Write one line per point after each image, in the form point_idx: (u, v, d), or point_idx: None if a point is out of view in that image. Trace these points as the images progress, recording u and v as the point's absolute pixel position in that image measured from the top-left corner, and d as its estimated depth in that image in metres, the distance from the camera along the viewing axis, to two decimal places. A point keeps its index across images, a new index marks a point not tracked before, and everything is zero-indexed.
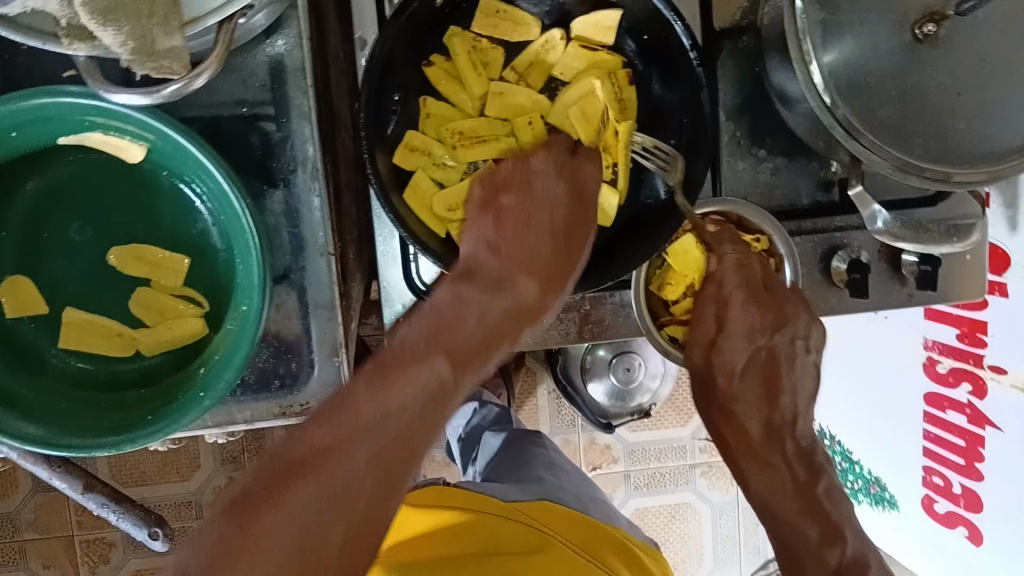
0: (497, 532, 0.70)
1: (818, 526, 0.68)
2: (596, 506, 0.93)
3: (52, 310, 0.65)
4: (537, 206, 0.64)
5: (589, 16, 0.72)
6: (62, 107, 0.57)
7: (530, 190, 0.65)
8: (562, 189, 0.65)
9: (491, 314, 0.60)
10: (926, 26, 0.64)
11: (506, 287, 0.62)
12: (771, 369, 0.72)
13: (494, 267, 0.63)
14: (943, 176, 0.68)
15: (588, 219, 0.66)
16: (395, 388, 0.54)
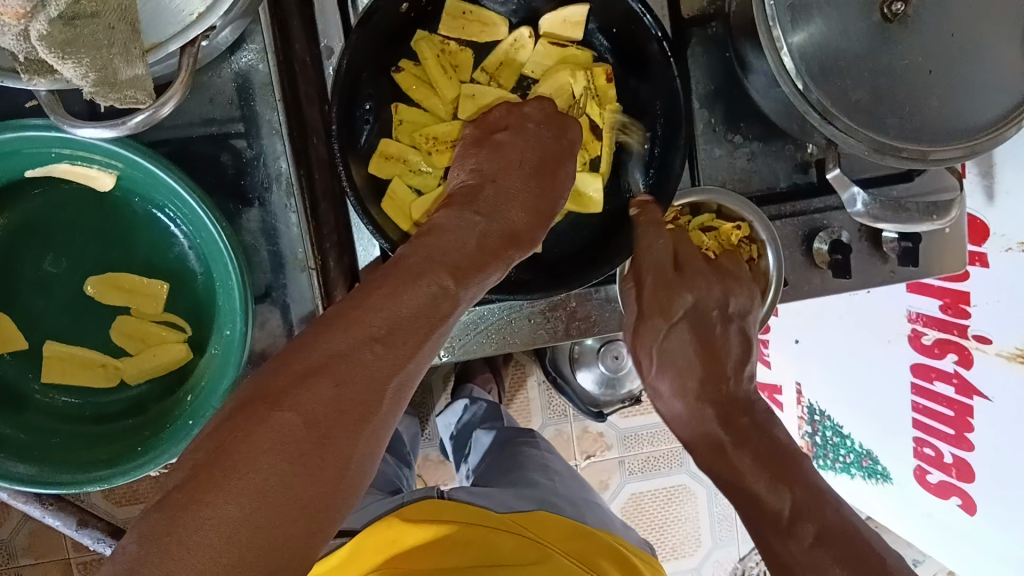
0: (489, 542, 0.70)
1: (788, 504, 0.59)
2: (591, 509, 0.93)
3: (32, 346, 0.63)
4: (527, 141, 0.66)
5: (558, 12, 0.71)
6: (26, 139, 0.56)
7: (522, 135, 0.66)
8: (550, 128, 0.68)
9: (488, 231, 0.60)
10: (894, 5, 0.62)
11: (500, 212, 0.61)
12: (707, 342, 0.71)
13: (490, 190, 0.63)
14: (920, 155, 0.68)
15: (567, 154, 0.68)
16: (371, 323, 0.50)
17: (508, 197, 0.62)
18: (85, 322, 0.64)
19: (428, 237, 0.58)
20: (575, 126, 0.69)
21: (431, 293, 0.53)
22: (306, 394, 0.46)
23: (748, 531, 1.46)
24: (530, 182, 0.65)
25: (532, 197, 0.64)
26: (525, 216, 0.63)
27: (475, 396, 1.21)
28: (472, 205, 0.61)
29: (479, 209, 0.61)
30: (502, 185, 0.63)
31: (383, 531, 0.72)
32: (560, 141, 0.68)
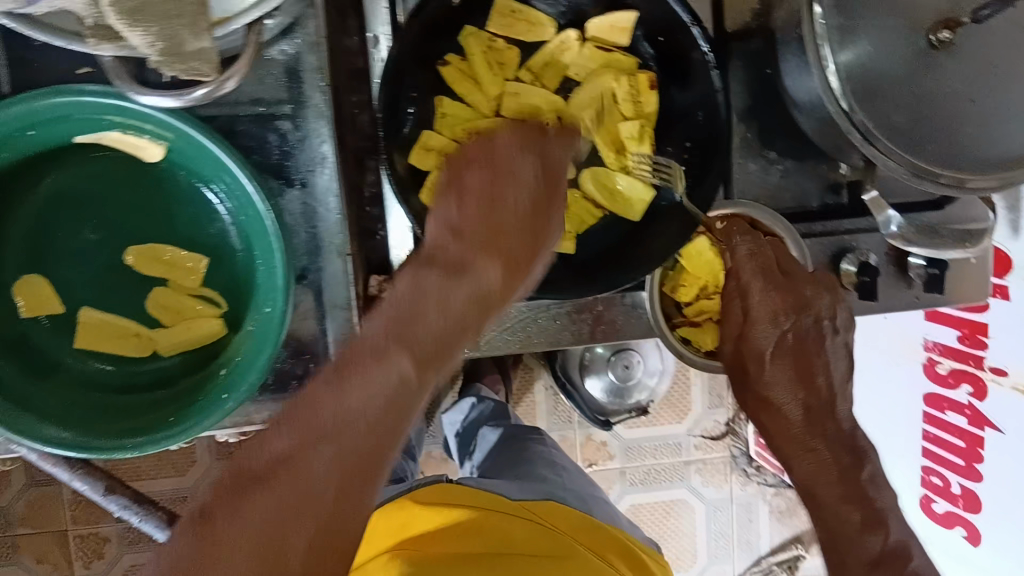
0: (502, 528, 0.73)
1: (863, 513, 0.68)
2: (597, 503, 0.94)
3: (68, 311, 0.64)
4: (504, 182, 0.60)
5: (606, 17, 0.72)
6: (82, 104, 0.56)
7: (497, 174, 0.60)
8: (532, 167, 0.61)
9: (455, 299, 0.56)
10: (941, 33, 0.64)
11: (469, 271, 0.58)
12: (801, 352, 0.74)
13: (455, 250, 0.58)
14: (956, 182, 0.68)
15: (551, 205, 0.62)
16: (351, 390, 0.50)
17: (474, 252, 0.58)
18: (121, 292, 0.64)
19: (412, 299, 0.55)
20: (555, 149, 0.62)
21: (396, 376, 0.51)
22: (305, 463, 0.48)
23: (745, 550, 1.46)
24: (514, 225, 0.60)
25: (515, 243, 0.60)
26: (500, 280, 0.59)
27: (483, 395, 1.21)
28: (439, 262, 0.58)
29: (445, 265, 0.58)
30: (466, 239, 0.59)
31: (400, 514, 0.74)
32: (543, 177, 0.62)
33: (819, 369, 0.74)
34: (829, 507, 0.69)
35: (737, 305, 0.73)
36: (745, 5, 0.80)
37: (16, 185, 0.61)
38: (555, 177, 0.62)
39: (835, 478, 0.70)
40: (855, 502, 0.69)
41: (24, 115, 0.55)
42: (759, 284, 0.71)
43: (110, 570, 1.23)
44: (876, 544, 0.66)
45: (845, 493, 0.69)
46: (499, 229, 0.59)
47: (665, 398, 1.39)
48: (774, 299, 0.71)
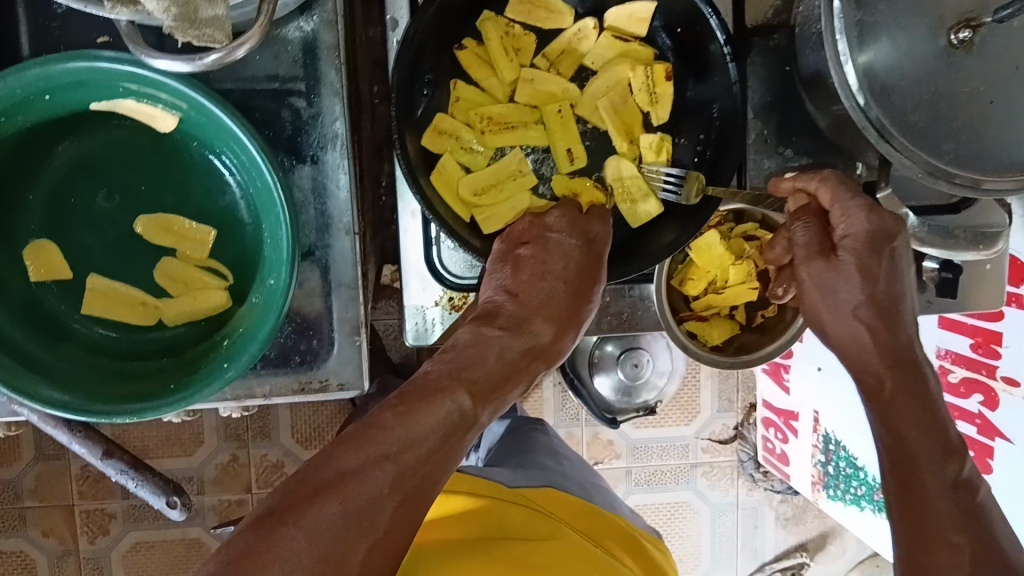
0: (504, 515, 0.74)
1: (941, 441, 0.61)
2: (599, 493, 0.94)
3: (77, 276, 0.65)
4: (553, 258, 0.66)
5: (624, 7, 0.71)
6: (98, 70, 0.56)
7: (544, 251, 0.67)
8: (576, 241, 0.68)
9: (512, 350, 0.61)
10: (962, 32, 0.63)
11: (525, 329, 0.63)
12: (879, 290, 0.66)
13: (514, 309, 0.64)
14: (972, 182, 0.67)
15: (599, 268, 0.68)
16: (418, 416, 0.52)
17: (530, 315, 0.64)
18: (129, 259, 0.65)
19: (474, 347, 0.60)
20: (596, 225, 0.68)
21: (454, 412, 0.54)
22: (366, 477, 0.48)
23: (748, 556, 1.45)
24: (563, 294, 0.66)
25: (566, 309, 0.66)
26: (554, 339, 0.65)
27: None
28: (495, 322, 0.63)
29: (503, 325, 0.63)
30: (523, 300, 0.64)
31: None
32: (587, 247, 0.68)
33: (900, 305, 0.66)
34: (909, 416, 0.62)
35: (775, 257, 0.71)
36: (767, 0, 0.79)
37: (30, 152, 0.61)
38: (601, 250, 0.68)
39: (910, 398, 0.63)
40: (934, 434, 0.61)
41: (42, 78, 0.55)
42: (793, 232, 0.67)
43: (115, 544, 1.24)
44: (952, 473, 0.60)
45: (928, 416, 0.62)
46: (552, 289, 0.66)
47: (674, 399, 1.38)
48: (866, 220, 0.65)
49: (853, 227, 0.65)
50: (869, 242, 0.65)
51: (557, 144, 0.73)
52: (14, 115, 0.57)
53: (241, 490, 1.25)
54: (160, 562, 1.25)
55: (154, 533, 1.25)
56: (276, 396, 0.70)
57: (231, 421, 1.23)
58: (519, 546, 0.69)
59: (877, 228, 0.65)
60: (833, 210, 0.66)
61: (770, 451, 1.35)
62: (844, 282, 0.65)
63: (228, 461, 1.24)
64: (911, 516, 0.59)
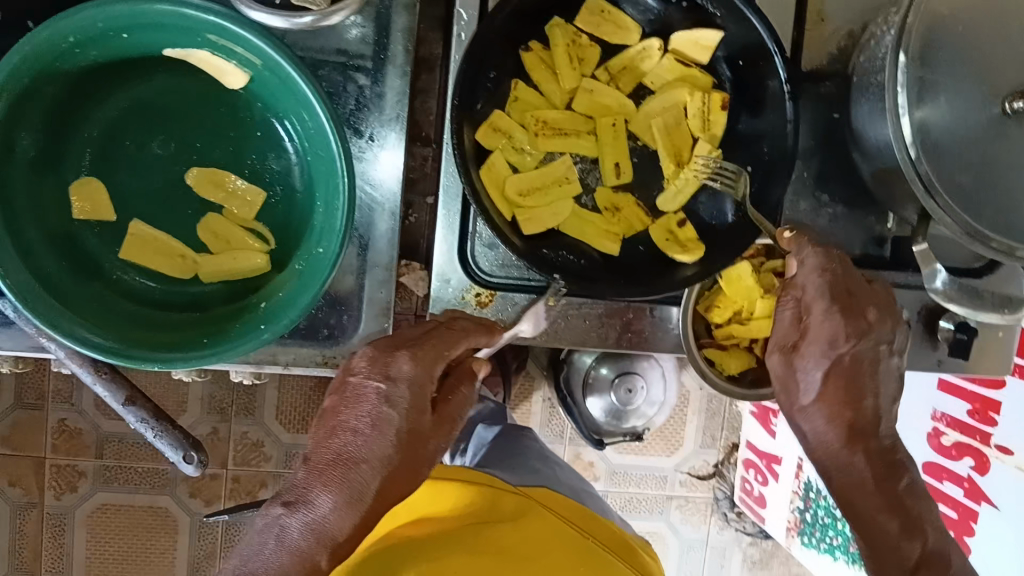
0: (499, 506, 0.75)
1: (899, 521, 0.65)
2: (591, 498, 0.97)
3: (119, 219, 0.64)
4: (347, 409, 0.58)
5: (691, 32, 0.72)
6: (181, 15, 0.56)
7: (342, 398, 0.59)
8: (374, 390, 0.57)
9: (290, 536, 0.53)
10: (1016, 102, 0.65)
11: (302, 501, 0.54)
12: (855, 373, 0.67)
13: (296, 478, 0.56)
14: (1006, 249, 0.68)
15: (423, 433, 0.58)
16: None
17: (313, 480, 0.55)
18: (170, 208, 0.65)
19: (256, 536, 0.54)
20: (397, 360, 0.58)
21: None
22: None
23: None
24: (362, 453, 0.56)
25: (366, 480, 0.56)
26: (338, 514, 0.54)
27: (482, 395, 1.19)
28: (283, 500, 0.55)
29: (287, 501, 0.55)
30: (311, 464, 0.56)
31: None
32: (385, 393, 0.57)
33: (864, 394, 0.67)
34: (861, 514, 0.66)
35: (789, 319, 0.68)
36: (825, 47, 0.80)
37: (94, 86, 0.61)
38: (422, 386, 0.58)
39: (869, 480, 0.66)
40: (891, 510, 0.65)
41: (124, 16, 0.55)
42: (822, 304, 0.66)
43: (81, 503, 1.22)
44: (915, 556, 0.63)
45: (883, 500, 0.65)
46: (354, 459, 0.56)
47: (660, 428, 1.39)
48: (839, 317, 0.65)
49: (818, 325, 0.66)
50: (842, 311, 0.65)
51: (606, 156, 0.74)
52: (87, 48, 0.57)
53: (216, 464, 1.24)
54: (123, 526, 1.23)
55: (120, 497, 1.23)
56: (297, 366, 0.70)
57: (216, 393, 1.22)
58: (506, 532, 0.71)
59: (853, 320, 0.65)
60: (816, 306, 0.66)
61: (748, 492, 1.36)
62: (806, 375, 0.67)
63: (207, 434, 1.23)
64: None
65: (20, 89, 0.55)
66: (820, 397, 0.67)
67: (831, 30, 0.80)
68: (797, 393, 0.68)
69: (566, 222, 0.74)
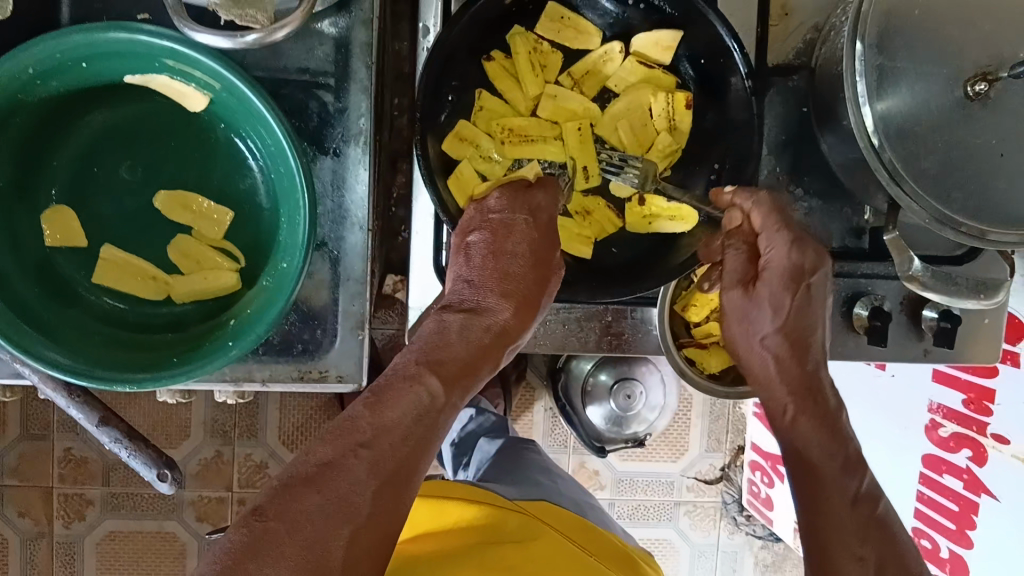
0: (500, 521, 0.75)
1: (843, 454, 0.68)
2: (592, 511, 0.96)
3: (91, 245, 0.65)
4: (502, 244, 0.67)
5: (650, 34, 0.73)
6: (136, 42, 0.57)
7: (495, 235, 0.67)
8: (522, 218, 0.68)
9: (473, 335, 0.64)
10: (978, 85, 0.63)
11: (483, 312, 0.66)
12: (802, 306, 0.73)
13: (469, 298, 0.66)
14: (978, 233, 0.69)
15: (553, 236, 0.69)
16: (385, 410, 0.55)
17: (488, 296, 0.66)
18: (142, 231, 0.66)
19: (435, 334, 0.63)
20: (537, 195, 0.68)
21: (422, 396, 0.57)
22: (349, 467, 0.52)
23: None
24: (518, 271, 0.67)
25: (523, 287, 0.67)
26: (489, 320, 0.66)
27: (482, 408, 1.19)
28: (459, 308, 0.66)
29: (465, 308, 0.66)
30: (477, 284, 0.67)
31: None
32: (535, 220, 0.68)
33: (810, 325, 0.73)
34: (805, 433, 0.69)
35: (740, 257, 0.75)
36: (790, 41, 0.80)
37: (60, 116, 0.63)
38: (553, 215, 0.69)
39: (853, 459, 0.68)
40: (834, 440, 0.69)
41: (80, 45, 0.56)
42: (778, 234, 0.71)
43: (91, 532, 1.23)
44: (854, 485, 0.66)
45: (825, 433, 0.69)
46: (506, 273, 0.67)
47: (664, 434, 1.38)
48: (793, 245, 0.71)
49: (778, 257, 0.71)
50: (792, 270, 0.71)
51: (575, 160, 0.74)
52: (49, 78, 0.58)
53: (222, 487, 1.24)
54: (133, 553, 1.24)
55: (129, 524, 1.24)
56: (274, 381, 0.70)
57: (219, 416, 1.23)
58: (504, 549, 0.70)
59: (797, 263, 0.71)
60: (762, 239, 0.72)
61: (755, 494, 1.35)
62: (759, 310, 0.73)
63: (211, 457, 1.24)
64: (813, 521, 0.65)
65: None
66: (778, 326, 0.73)
67: (796, 23, 0.80)
68: (754, 321, 0.74)
69: None
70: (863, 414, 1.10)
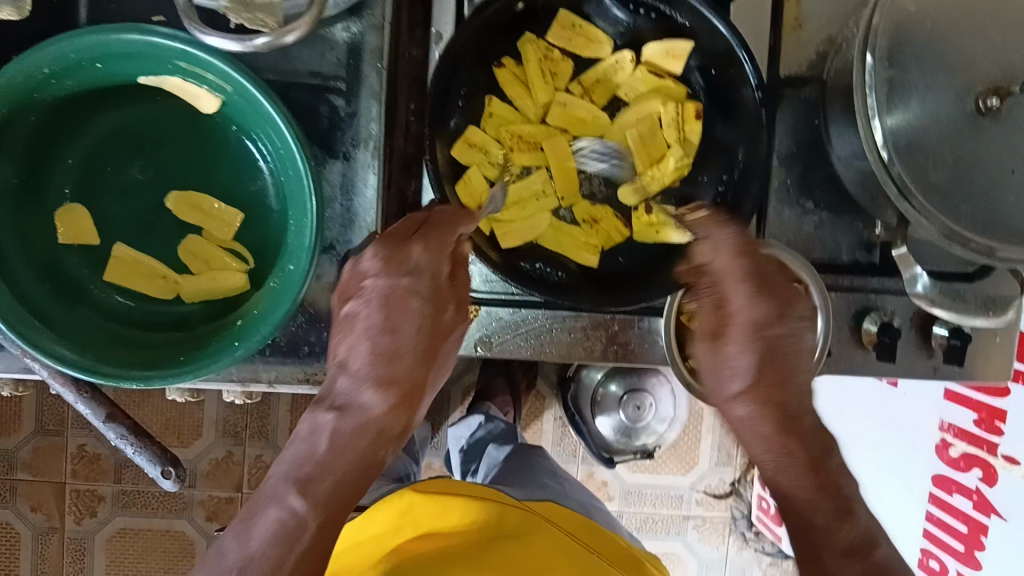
0: (504, 517, 0.75)
1: None
2: (598, 512, 0.97)
3: (102, 243, 0.66)
4: (388, 314, 0.59)
5: (663, 43, 0.73)
6: (150, 44, 0.58)
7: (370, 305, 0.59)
8: (402, 284, 0.59)
9: (346, 434, 0.56)
10: (990, 99, 0.64)
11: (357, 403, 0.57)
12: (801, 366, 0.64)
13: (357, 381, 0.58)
14: (987, 249, 0.67)
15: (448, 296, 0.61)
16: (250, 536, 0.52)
17: (368, 377, 0.57)
18: (152, 231, 0.67)
19: (304, 439, 0.56)
20: (413, 251, 0.59)
21: (285, 519, 0.52)
22: None
23: None
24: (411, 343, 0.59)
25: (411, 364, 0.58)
26: (391, 413, 0.57)
27: (492, 414, 1.17)
28: (334, 403, 0.58)
29: (338, 403, 0.57)
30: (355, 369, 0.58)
31: (397, 500, 0.73)
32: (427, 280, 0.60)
33: None
34: None
35: None
36: (803, 53, 0.80)
37: (74, 115, 0.64)
38: (438, 272, 0.60)
39: None
40: None
41: (94, 46, 0.57)
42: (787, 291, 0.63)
43: (101, 528, 1.24)
44: None
45: None
46: (394, 350, 0.58)
47: (673, 446, 1.37)
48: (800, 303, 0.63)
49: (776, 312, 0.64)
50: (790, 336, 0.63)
51: None
52: (63, 78, 0.60)
53: (230, 487, 1.25)
54: (142, 550, 1.25)
55: (138, 521, 1.25)
56: (279, 383, 0.71)
57: (229, 416, 1.24)
58: (511, 548, 0.70)
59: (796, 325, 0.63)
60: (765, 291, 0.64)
61: (765, 510, 1.34)
62: None
63: (221, 457, 1.24)
64: None
65: None
66: None
67: (809, 35, 0.80)
68: None
69: (544, 234, 0.75)
70: (873, 430, 1.09)
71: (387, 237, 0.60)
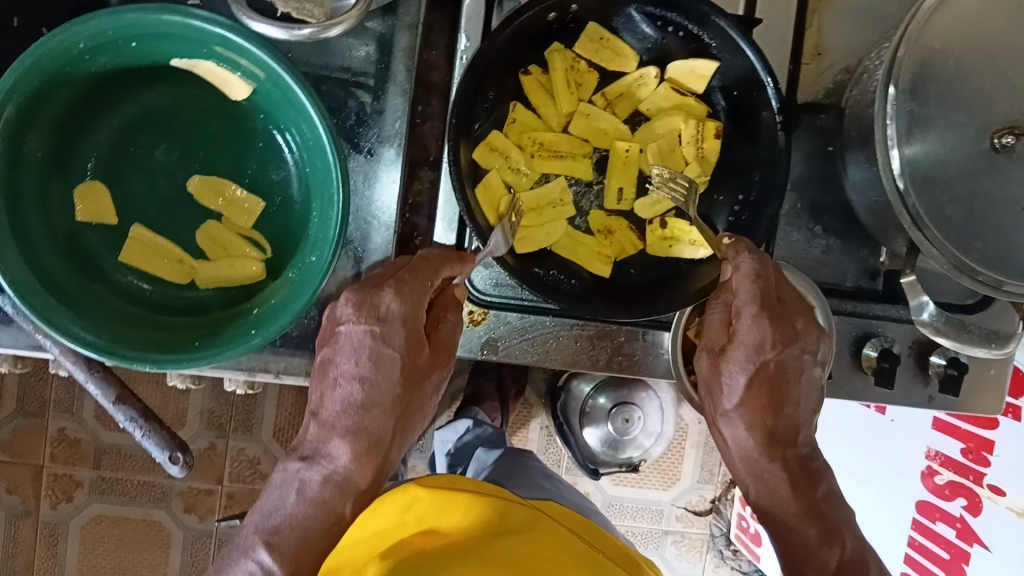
0: (507, 512, 0.63)
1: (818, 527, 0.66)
2: (592, 511, 0.98)
3: (121, 223, 0.66)
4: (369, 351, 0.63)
5: (688, 61, 0.74)
6: (189, 27, 0.58)
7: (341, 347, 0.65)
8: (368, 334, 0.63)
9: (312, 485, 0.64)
10: (1005, 137, 0.65)
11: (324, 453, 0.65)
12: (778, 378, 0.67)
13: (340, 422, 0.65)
14: (994, 283, 0.69)
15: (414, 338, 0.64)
16: None
17: (337, 430, 0.64)
18: (172, 215, 0.66)
19: (278, 490, 0.65)
20: (381, 298, 0.63)
21: None
22: None
23: None
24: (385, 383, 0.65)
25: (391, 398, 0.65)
26: (358, 462, 0.64)
27: (479, 419, 1.17)
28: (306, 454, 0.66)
29: (304, 455, 0.66)
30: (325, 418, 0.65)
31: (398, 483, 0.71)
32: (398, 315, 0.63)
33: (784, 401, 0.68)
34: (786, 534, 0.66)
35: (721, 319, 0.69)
36: (821, 81, 0.82)
37: (103, 93, 0.64)
38: (406, 317, 0.63)
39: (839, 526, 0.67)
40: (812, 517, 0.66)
41: (133, 24, 0.57)
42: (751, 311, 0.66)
43: (77, 514, 1.22)
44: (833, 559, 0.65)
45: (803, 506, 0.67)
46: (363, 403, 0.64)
47: (658, 461, 1.38)
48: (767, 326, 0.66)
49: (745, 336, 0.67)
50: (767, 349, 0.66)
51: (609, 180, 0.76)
52: (98, 54, 0.59)
53: (212, 480, 1.24)
54: (118, 539, 1.23)
55: (114, 509, 1.23)
56: (287, 375, 0.71)
57: (216, 407, 1.23)
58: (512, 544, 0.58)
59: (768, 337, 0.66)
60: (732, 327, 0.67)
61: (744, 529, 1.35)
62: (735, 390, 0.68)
63: (204, 449, 1.23)
64: None
65: (29, 92, 0.57)
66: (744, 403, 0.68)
67: (827, 64, 0.81)
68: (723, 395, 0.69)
69: (558, 242, 0.76)
70: (859, 453, 1.11)
71: (358, 290, 0.64)
